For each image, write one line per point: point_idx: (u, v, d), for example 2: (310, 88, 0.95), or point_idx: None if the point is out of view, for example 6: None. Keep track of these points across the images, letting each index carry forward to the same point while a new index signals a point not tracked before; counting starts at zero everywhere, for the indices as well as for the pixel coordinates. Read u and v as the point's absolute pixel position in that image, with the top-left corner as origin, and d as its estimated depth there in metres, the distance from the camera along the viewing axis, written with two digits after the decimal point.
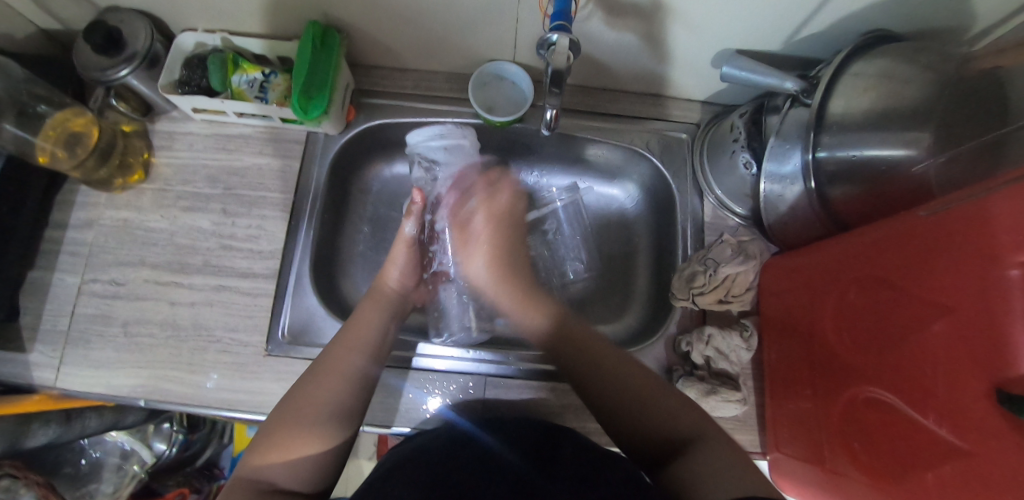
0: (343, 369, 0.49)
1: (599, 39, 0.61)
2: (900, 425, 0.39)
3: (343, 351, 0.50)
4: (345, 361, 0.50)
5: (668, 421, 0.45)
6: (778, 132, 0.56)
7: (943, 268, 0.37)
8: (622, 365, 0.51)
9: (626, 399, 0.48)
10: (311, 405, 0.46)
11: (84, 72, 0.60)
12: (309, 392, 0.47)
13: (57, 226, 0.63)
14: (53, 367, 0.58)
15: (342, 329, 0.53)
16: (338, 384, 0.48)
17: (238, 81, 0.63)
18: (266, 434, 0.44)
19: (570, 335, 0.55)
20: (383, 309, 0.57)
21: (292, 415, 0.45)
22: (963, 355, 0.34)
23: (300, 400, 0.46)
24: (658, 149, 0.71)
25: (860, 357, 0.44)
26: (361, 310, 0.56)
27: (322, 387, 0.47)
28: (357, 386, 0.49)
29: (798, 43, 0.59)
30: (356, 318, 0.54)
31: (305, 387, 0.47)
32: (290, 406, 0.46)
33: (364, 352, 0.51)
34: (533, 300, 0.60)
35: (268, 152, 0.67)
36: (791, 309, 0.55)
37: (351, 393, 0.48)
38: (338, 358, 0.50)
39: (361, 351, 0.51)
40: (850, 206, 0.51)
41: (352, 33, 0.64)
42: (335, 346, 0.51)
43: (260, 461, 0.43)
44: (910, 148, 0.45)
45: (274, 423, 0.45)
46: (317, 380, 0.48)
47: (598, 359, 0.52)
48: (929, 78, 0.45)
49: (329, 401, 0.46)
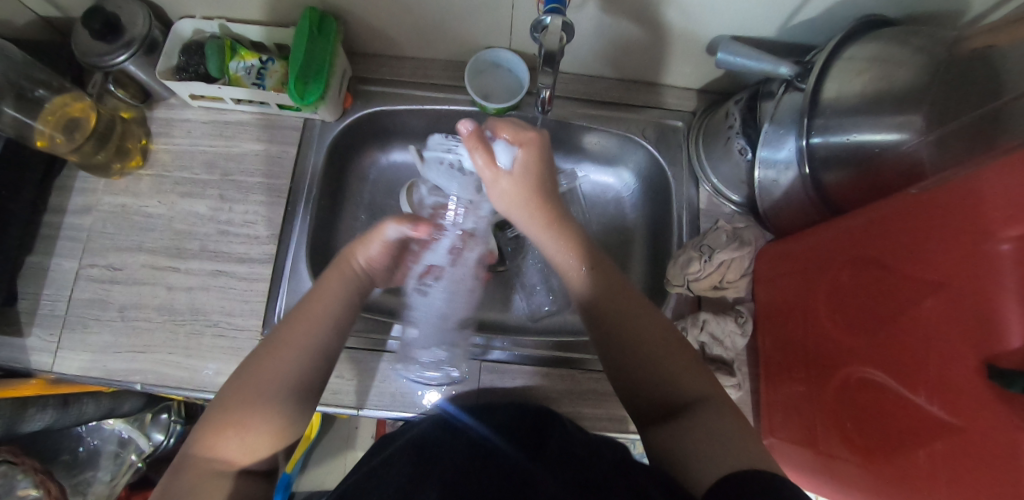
0: (304, 340, 0.44)
1: (595, 26, 0.61)
2: (893, 404, 0.39)
3: (304, 322, 0.45)
4: (308, 332, 0.45)
5: (676, 379, 0.45)
6: (773, 117, 0.56)
7: (937, 245, 0.37)
8: (638, 313, 0.48)
9: (639, 347, 0.46)
10: (267, 382, 0.42)
11: (82, 57, 0.60)
12: (263, 371, 0.42)
13: (56, 212, 0.63)
14: (50, 351, 0.58)
15: (303, 301, 0.48)
16: (295, 360, 0.43)
17: (236, 67, 0.63)
18: (217, 412, 0.41)
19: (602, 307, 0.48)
20: (348, 283, 0.50)
21: (246, 393, 0.41)
22: (954, 329, 0.34)
23: (254, 378, 0.42)
24: (654, 136, 0.71)
25: (855, 338, 0.44)
26: (323, 281, 0.49)
27: (278, 364, 0.43)
28: (317, 359, 0.45)
29: (793, 29, 0.59)
30: (318, 289, 0.49)
31: (260, 363, 0.43)
32: (242, 382, 0.42)
33: (328, 323, 0.46)
34: (567, 235, 0.51)
35: (265, 139, 0.67)
36: (787, 293, 0.55)
37: (311, 367, 0.44)
38: (297, 329, 0.45)
39: (326, 322, 0.46)
40: (844, 190, 0.52)
41: (349, 20, 0.64)
42: (292, 322, 0.46)
43: (214, 447, 0.39)
44: (903, 131, 0.45)
45: (226, 400, 0.41)
46: (269, 356, 0.43)
47: (622, 300, 0.49)
48: (921, 60, 0.45)
49: (286, 379, 0.42)
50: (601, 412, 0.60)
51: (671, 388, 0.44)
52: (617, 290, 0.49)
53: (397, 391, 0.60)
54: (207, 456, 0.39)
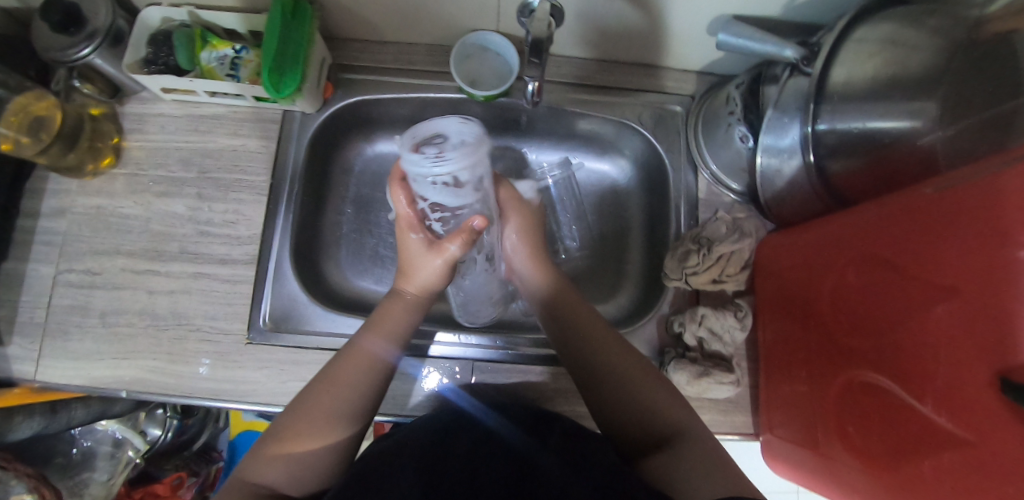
0: (366, 360, 0.48)
1: (587, 6, 0.57)
2: (897, 410, 0.38)
3: (369, 340, 0.49)
4: (369, 354, 0.48)
5: (658, 408, 0.46)
6: (776, 103, 0.53)
7: (951, 247, 0.34)
8: (617, 347, 0.50)
9: (618, 379, 0.48)
10: (333, 400, 0.45)
11: (43, 51, 0.56)
12: (331, 391, 0.46)
13: (29, 215, 0.61)
14: (32, 360, 0.57)
15: (366, 324, 0.51)
16: (359, 385, 0.46)
17: (208, 58, 0.60)
18: (277, 435, 0.44)
19: (589, 329, 0.52)
20: (409, 306, 0.53)
21: (308, 418, 0.44)
22: (966, 339, 0.33)
23: (319, 402, 0.45)
24: (651, 122, 0.68)
25: (858, 341, 0.43)
26: (384, 308, 0.52)
27: (344, 387, 0.46)
28: (369, 394, 0.47)
29: (798, 6, 0.56)
30: (384, 309, 0.52)
31: (322, 389, 0.46)
32: (309, 405, 0.45)
33: (390, 342, 0.50)
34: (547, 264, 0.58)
35: (243, 133, 0.64)
36: (788, 289, 0.53)
37: (372, 387, 0.47)
38: (361, 347, 0.48)
39: (387, 340, 0.50)
40: (851, 181, 0.49)
41: (325, 4, 0.60)
42: (353, 347, 0.49)
43: (262, 469, 0.43)
44: (915, 120, 0.43)
45: (290, 421, 0.44)
46: (325, 390, 0.46)
47: (598, 338, 0.51)
48: (937, 42, 0.42)
49: (354, 397, 0.46)
50: None
51: (651, 418, 0.45)
52: (588, 327, 0.52)
53: (389, 393, 0.58)
54: (254, 482, 0.42)
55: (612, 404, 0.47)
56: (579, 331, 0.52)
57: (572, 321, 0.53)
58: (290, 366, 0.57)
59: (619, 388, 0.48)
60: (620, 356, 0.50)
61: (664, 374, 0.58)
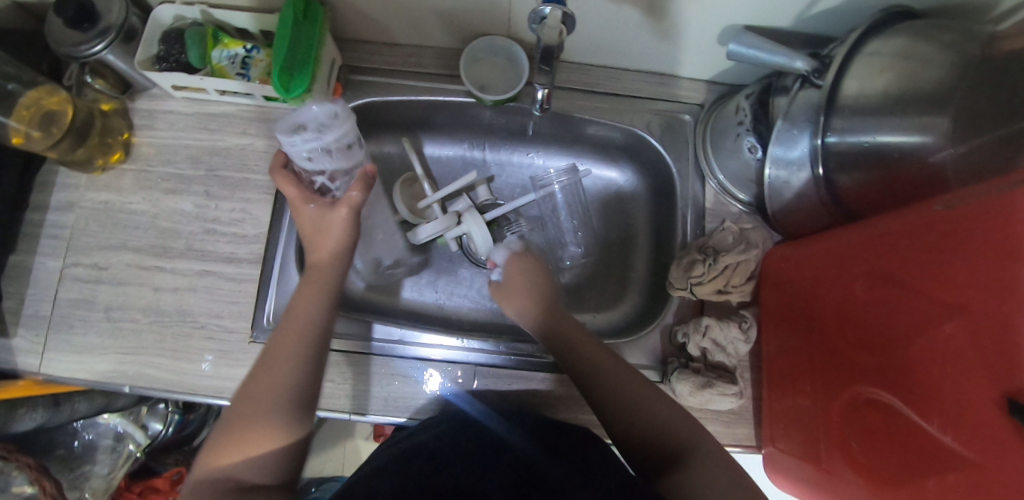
0: (301, 329, 0.47)
1: (598, 14, 0.57)
2: (902, 428, 0.38)
3: (300, 308, 0.49)
4: (302, 327, 0.47)
5: (668, 422, 0.46)
6: (785, 115, 0.53)
7: (960, 265, 0.34)
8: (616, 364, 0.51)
9: (626, 397, 0.48)
10: (272, 375, 0.45)
11: (56, 46, 0.57)
12: (269, 367, 0.45)
13: (37, 209, 0.61)
14: (37, 353, 0.57)
15: (295, 295, 0.50)
16: (295, 358, 0.46)
17: (218, 56, 0.60)
18: (228, 426, 0.43)
19: (575, 339, 0.53)
20: (333, 271, 0.51)
21: (251, 405, 0.43)
22: (973, 358, 0.32)
23: (262, 379, 0.45)
24: (659, 130, 0.68)
25: (863, 356, 0.43)
26: (304, 287, 0.50)
27: (281, 362, 0.45)
28: (306, 369, 0.46)
29: (810, 19, 0.56)
30: (308, 278, 0.51)
31: (260, 372, 0.45)
32: (253, 384, 0.45)
33: (321, 308, 0.49)
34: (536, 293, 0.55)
35: (252, 132, 0.64)
36: (794, 303, 0.53)
37: (309, 357, 0.46)
38: (295, 317, 0.48)
39: (319, 306, 0.49)
40: (860, 195, 0.49)
41: (337, 5, 0.60)
42: (285, 323, 0.48)
43: (218, 462, 0.42)
44: (926, 135, 0.42)
45: (241, 404, 0.44)
46: (264, 372, 0.45)
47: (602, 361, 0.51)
48: (951, 58, 0.42)
49: (292, 369, 0.45)
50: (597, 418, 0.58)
51: (660, 433, 0.46)
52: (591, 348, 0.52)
53: (390, 394, 0.58)
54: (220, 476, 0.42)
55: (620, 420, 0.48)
56: (586, 354, 0.52)
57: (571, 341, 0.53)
58: None
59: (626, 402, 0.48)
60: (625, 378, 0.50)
61: (667, 383, 0.58)
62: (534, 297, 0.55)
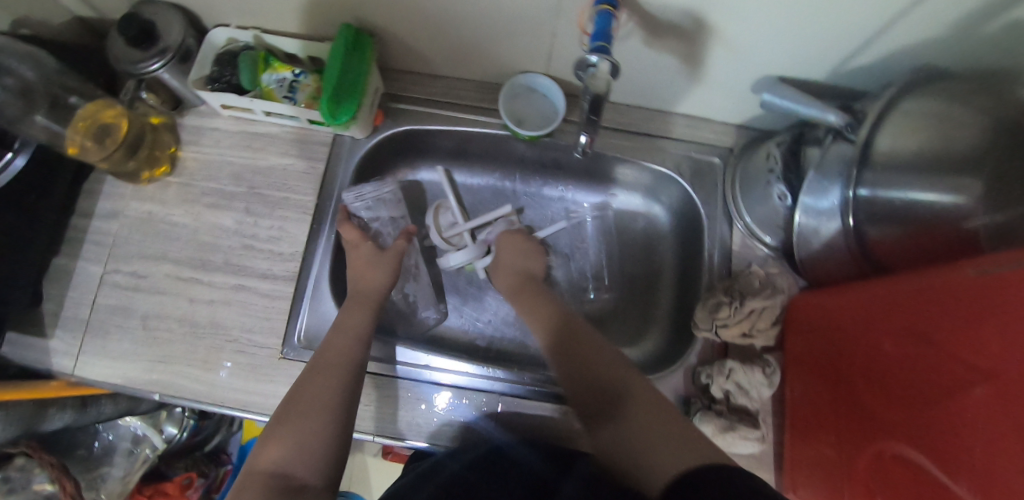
0: (342, 351, 0.51)
1: (636, 58, 0.59)
2: (930, 488, 0.38)
3: (342, 336, 0.53)
4: (347, 343, 0.52)
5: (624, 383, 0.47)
6: (818, 166, 0.55)
7: (990, 330, 0.35)
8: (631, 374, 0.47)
9: (638, 402, 0.44)
10: (315, 386, 0.47)
11: (116, 63, 0.59)
12: (311, 380, 0.48)
13: (83, 215, 0.63)
14: (72, 355, 0.58)
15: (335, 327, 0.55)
16: (336, 371, 0.49)
17: (267, 80, 0.62)
18: (275, 429, 0.44)
19: (572, 330, 0.55)
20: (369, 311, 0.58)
21: (301, 406, 0.46)
22: (1001, 422, 0.32)
23: (306, 390, 0.47)
24: (689, 173, 0.69)
25: (892, 413, 0.43)
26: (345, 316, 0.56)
27: (322, 377, 0.48)
28: (349, 380, 0.49)
29: (845, 73, 0.57)
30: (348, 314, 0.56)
31: (308, 380, 0.48)
32: (297, 394, 0.47)
33: (359, 338, 0.54)
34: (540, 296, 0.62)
35: (293, 153, 0.66)
36: (821, 352, 0.53)
37: (347, 373, 0.49)
38: (336, 343, 0.52)
39: (355, 336, 0.54)
40: (891, 249, 0.49)
41: (386, 37, 0.63)
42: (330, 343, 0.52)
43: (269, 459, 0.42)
44: (958, 195, 0.43)
45: (287, 410, 0.46)
46: (310, 381, 0.48)
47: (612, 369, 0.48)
48: (984, 122, 0.43)
49: (332, 383, 0.48)
50: None
51: (613, 391, 0.46)
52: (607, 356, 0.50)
53: (414, 419, 0.58)
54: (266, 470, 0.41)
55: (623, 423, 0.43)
56: (598, 359, 0.50)
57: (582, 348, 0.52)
58: None
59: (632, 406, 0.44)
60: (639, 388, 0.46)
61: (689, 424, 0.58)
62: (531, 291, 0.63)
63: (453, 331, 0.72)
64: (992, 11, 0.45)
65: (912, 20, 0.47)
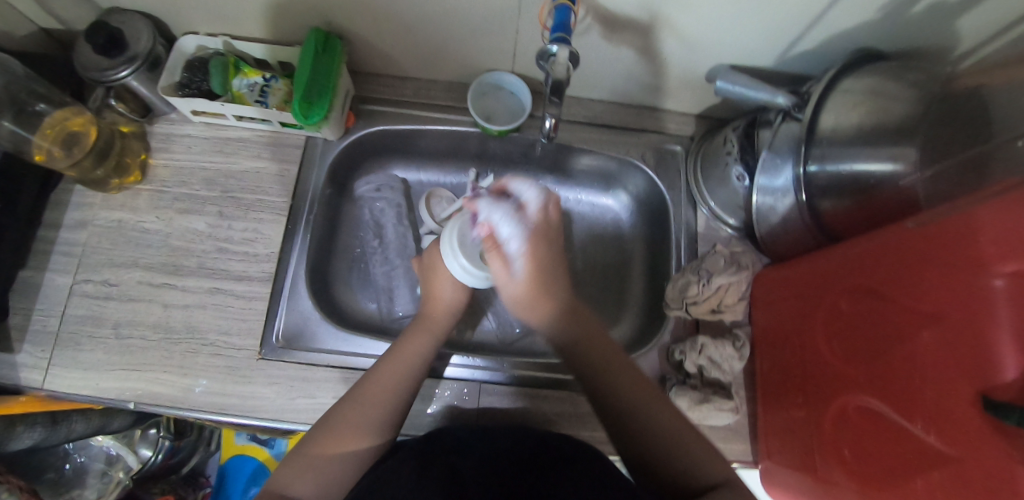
0: (381, 399, 0.49)
1: (597, 52, 0.62)
2: (890, 432, 0.40)
3: (384, 376, 0.50)
4: (404, 368, 0.52)
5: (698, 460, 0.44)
6: (770, 145, 0.57)
7: (932, 278, 0.38)
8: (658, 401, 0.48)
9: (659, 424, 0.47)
10: (343, 433, 0.47)
11: (84, 71, 0.59)
12: (342, 424, 0.48)
13: (51, 226, 0.62)
14: (41, 369, 0.57)
15: (385, 358, 0.53)
16: (381, 404, 0.49)
17: (239, 85, 0.64)
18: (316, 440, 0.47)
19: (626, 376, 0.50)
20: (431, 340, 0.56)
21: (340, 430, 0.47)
22: (951, 361, 0.35)
23: (334, 430, 0.47)
24: (653, 161, 0.72)
25: (851, 366, 0.45)
26: (412, 332, 0.56)
27: (369, 406, 0.49)
28: (393, 413, 0.50)
29: (789, 59, 0.61)
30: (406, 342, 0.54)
31: (352, 404, 0.49)
32: (326, 429, 0.48)
33: (405, 380, 0.51)
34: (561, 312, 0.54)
35: (265, 156, 0.67)
36: (785, 322, 0.56)
37: (379, 428, 0.48)
38: (376, 383, 0.50)
39: (399, 376, 0.51)
40: (841, 218, 0.52)
41: (355, 40, 0.65)
42: (390, 360, 0.52)
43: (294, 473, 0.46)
44: (897, 163, 0.46)
45: (316, 440, 0.47)
46: (355, 405, 0.49)
47: (644, 394, 0.49)
48: (915, 95, 0.47)
49: (360, 437, 0.48)
50: (598, 436, 0.60)
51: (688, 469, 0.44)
52: (634, 385, 0.49)
53: None
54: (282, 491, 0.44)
55: (644, 447, 0.46)
56: (616, 388, 0.49)
57: (609, 375, 0.50)
58: (300, 384, 0.58)
59: (656, 439, 0.46)
60: (664, 417, 0.47)
61: None
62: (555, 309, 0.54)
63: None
64: None
65: (843, 7, 0.51)
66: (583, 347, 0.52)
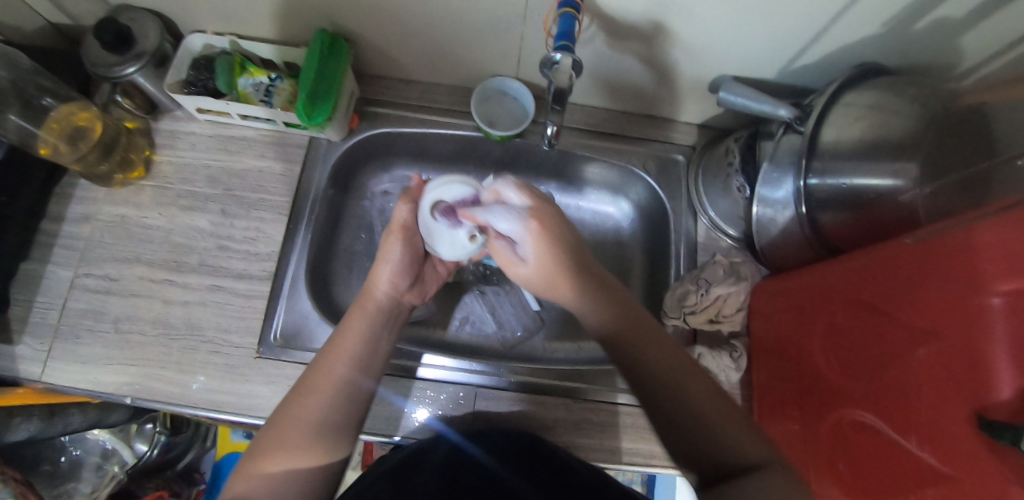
0: (327, 395, 0.47)
1: (602, 61, 0.63)
2: (885, 448, 0.40)
3: (331, 364, 0.48)
4: (345, 356, 0.49)
5: (735, 438, 0.38)
6: (771, 157, 0.57)
7: (930, 295, 0.38)
8: (703, 382, 0.42)
9: (688, 387, 0.41)
10: (295, 436, 0.45)
11: (90, 66, 0.60)
12: (290, 423, 0.45)
13: (54, 219, 0.63)
14: (40, 361, 0.57)
15: (328, 345, 0.50)
16: (330, 395, 0.47)
17: (244, 84, 0.65)
18: (270, 432, 0.45)
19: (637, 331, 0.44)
20: (373, 319, 0.53)
21: (289, 425, 0.45)
22: (948, 379, 0.35)
23: (281, 431, 0.45)
24: (655, 170, 0.72)
25: (848, 380, 0.45)
26: (351, 317, 0.53)
27: (316, 399, 0.47)
28: (344, 404, 0.48)
29: (792, 72, 0.62)
30: (343, 329, 0.51)
31: (298, 398, 0.47)
32: (275, 433, 0.45)
33: (351, 368, 0.49)
34: (588, 293, 0.46)
35: (269, 156, 0.68)
36: (782, 333, 0.56)
37: (337, 424, 0.47)
38: (324, 372, 0.48)
39: (350, 363, 0.49)
40: (840, 232, 0.52)
41: (362, 43, 0.65)
42: (332, 350, 0.49)
43: (253, 469, 0.44)
44: (897, 179, 0.46)
45: (261, 451, 0.44)
46: (302, 394, 0.47)
47: (679, 363, 0.43)
48: (915, 113, 0.47)
49: (315, 436, 0.45)
50: (594, 443, 0.60)
51: (728, 449, 0.38)
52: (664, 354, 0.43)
53: (390, 414, 0.59)
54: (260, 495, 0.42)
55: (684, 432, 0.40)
56: (648, 357, 0.43)
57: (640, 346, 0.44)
58: None
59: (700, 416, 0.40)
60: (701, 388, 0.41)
61: None
62: (582, 286, 0.46)
63: (436, 332, 0.73)
64: (913, 14, 0.50)
65: (846, 21, 0.52)
66: (613, 319, 0.45)
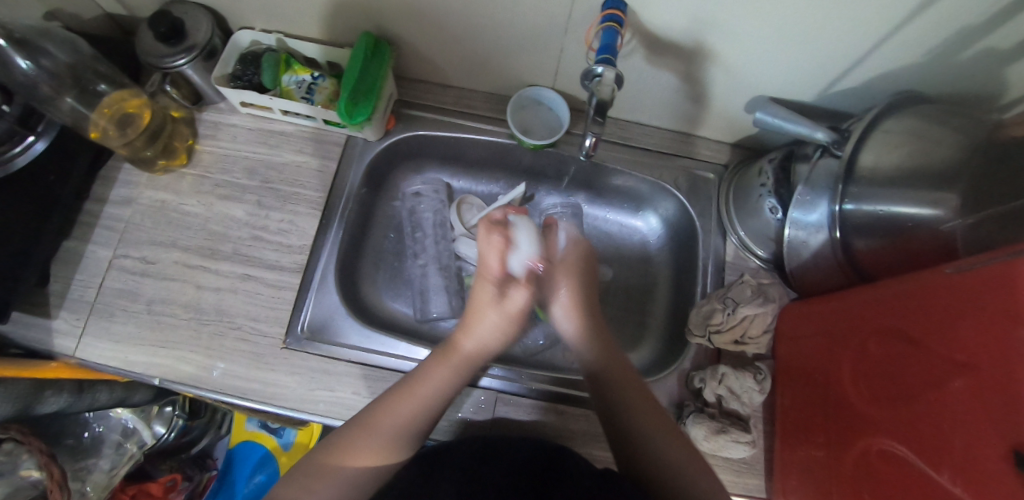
0: (403, 418, 0.49)
1: (639, 76, 0.63)
2: (913, 480, 0.39)
3: (416, 392, 0.51)
4: (430, 389, 0.51)
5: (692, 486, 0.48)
6: (807, 180, 0.57)
7: (968, 326, 0.37)
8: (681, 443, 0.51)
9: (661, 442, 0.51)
10: (368, 444, 0.48)
11: (143, 56, 0.62)
12: (366, 435, 0.48)
13: (97, 201, 0.65)
14: (74, 336, 0.59)
15: (416, 372, 0.53)
16: (407, 418, 0.50)
17: (288, 80, 0.66)
18: (346, 434, 0.48)
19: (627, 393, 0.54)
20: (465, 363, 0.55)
21: (365, 434, 0.48)
22: (982, 414, 0.34)
23: (355, 439, 0.48)
24: (686, 187, 0.72)
25: (878, 410, 0.44)
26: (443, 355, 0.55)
27: (393, 417, 0.49)
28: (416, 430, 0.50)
29: (830, 96, 0.61)
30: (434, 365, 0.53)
31: (378, 411, 0.50)
32: (350, 437, 0.48)
33: (433, 402, 0.51)
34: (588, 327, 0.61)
35: (307, 151, 0.69)
36: (811, 357, 0.55)
37: (404, 443, 0.49)
38: (408, 397, 0.50)
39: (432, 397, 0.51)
40: (876, 259, 0.52)
41: (403, 46, 0.67)
42: (421, 381, 0.52)
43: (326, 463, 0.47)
44: (937, 208, 0.46)
45: (336, 448, 0.47)
46: (382, 410, 0.50)
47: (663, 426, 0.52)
48: (959, 140, 0.46)
49: (385, 450, 0.48)
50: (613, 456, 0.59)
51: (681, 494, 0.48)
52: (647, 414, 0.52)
53: None
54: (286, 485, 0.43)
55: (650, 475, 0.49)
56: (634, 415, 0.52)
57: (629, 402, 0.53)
58: (320, 376, 0.59)
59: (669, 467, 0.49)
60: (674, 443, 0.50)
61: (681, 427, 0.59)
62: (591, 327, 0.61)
63: None
64: (960, 42, 0.49)
65: (891, 46, 0.51)
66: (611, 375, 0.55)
